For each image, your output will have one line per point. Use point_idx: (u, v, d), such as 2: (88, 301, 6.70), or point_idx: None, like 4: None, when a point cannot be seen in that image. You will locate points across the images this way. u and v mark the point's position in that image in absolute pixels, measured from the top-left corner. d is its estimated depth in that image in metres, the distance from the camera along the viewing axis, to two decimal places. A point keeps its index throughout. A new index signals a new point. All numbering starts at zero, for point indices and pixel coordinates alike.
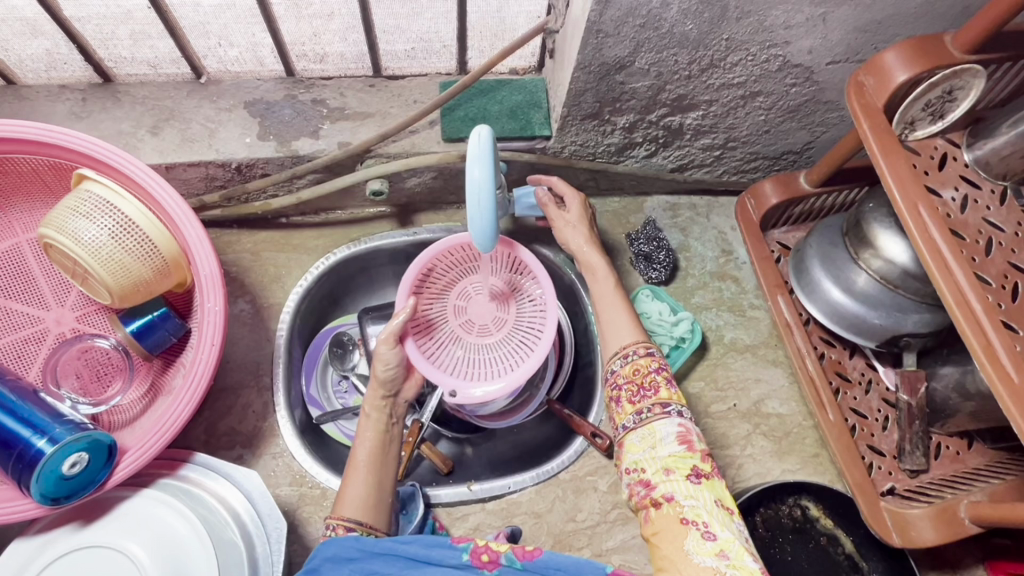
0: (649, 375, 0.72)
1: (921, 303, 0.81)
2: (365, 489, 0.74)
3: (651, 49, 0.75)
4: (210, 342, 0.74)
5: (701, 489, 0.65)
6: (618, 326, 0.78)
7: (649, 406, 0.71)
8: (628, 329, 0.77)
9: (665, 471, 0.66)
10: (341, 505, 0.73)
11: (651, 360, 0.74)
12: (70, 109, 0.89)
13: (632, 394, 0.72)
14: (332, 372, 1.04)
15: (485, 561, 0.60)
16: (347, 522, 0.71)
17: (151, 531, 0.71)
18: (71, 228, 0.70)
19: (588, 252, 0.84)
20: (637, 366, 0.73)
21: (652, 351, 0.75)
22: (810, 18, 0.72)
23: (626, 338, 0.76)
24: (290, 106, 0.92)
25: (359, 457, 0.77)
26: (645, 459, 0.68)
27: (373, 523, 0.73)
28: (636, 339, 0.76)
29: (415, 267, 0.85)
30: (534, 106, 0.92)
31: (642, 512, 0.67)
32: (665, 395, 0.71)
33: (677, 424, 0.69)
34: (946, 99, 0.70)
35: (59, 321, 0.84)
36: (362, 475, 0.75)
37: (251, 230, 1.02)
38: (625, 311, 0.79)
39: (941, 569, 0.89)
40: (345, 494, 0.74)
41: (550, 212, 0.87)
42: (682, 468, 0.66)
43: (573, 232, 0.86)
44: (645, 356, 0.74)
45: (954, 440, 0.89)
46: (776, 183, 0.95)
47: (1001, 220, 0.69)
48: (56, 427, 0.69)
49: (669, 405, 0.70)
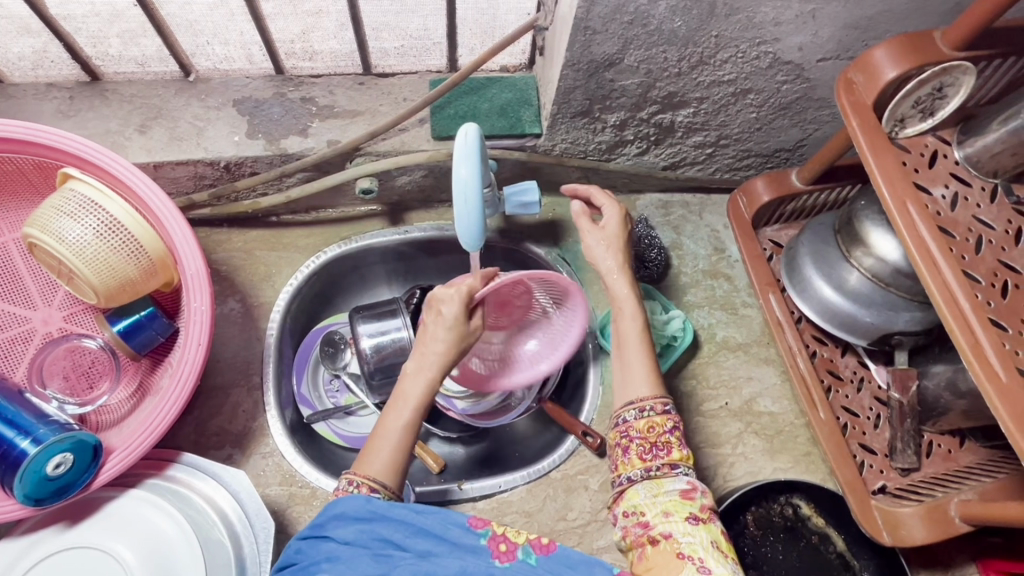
0: (663, 434, 0.70)
1: (912, 301, 0.81)
2: (396, 451, 0.69)
3: (640, 46, 0.75)
4: (197, 342, 0.73)
5: (699, 529, 0.65)
6: (636, 375, 0.75)
7: (660, 466, 0.69)
8: (647, 379, 0.74)
9: (664, 513, 0.66)
10: (365, 463, 0.67)
11: (667, 419, 0.72)
12: (58, 108, 0.89)
13: (643, 450, 0.70)
14: (323, 371, 1.04)
15: (501, 551, 0.61)
16: (373, 483, 0.66)
17: (138, 533, 0.71)
18: (56, 228, 0.70)
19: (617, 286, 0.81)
20: (652, 423, 0.71)
21: (668, 409, 0.72)
22: (800, 15, 0.72)
23: (642, 390, 0.73)
24: (279, 104, 0.92)
25: (399, 418, 0.70)
26: (644, 503, 0.68)
27: (396, 488, 0.68)
28: (654, 393, 0.73)
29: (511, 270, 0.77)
30: (524, 104, 0.91)
31: (635, 551, 0.66)
32: (676, 456, 0.70)
33: (684, 482, 0.68)
34: (936, 96, 0.69)
35: (46, 321, 0.84)
36: (396, 438, 0.69)
37: (242, 229, 1.01)
38: (646, 358, 0.76)
39: (933, 567, 0.89)
40: (373, 452, 0.68)
41: (585, 229, 0.84)
42: (681, 511, 0.66)
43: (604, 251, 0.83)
44: (661, 414, 0.72)
45: (946, 439, 0.89)
46: (768, 181, 0.95)
47: (992, 217, 0.69)
48: (40, 428, 0.68)
49: (676, 467, 0.69)
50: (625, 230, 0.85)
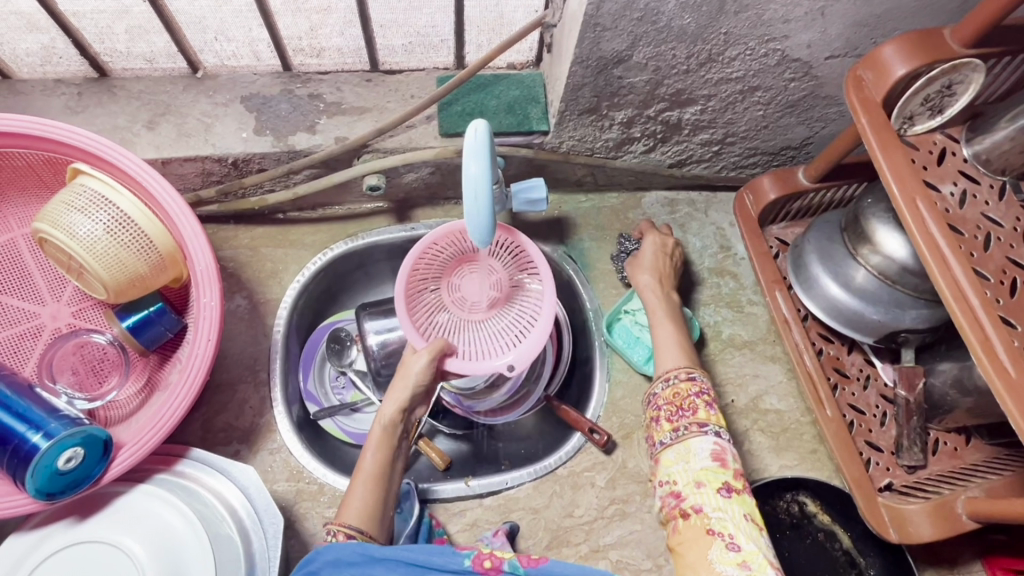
0: (688, 397, 0.73)
1: (920, 299, 0.81)
2: (369, 495, 0.73)
3: (649, 43, 0.75)
4: (207, 337, 0.73)
5: (731, 501, 0.66)
6: (666, 353, 0.80)
7: (686, 424, 0.71)
8: (678, 353, 0.79)
9: (695, 482, 0.67)
10: (343, 513, 0.71)
11: (693, 385, 0.74)
12: (65, 104, 0.89)
13: (671, 414, 0.73)
14: (329, 367, 1.04)
15: (486, 567, 0.59)
16: (349, 529, 0.69)
17: (150, 529, 0.71)
18: (67, 223, 0.70)
19: (649, 295, 0.89)
20: (677, 389, 0.74)
21: (693, 377, 0.75)
22: (809, 12, 0.72)
23: (669, 363, 0.78)
24: (287, 100, 0.92)
25: (365, 466, 0.76)
26: (679, 471, 0.69)
27: (374, 534, 0.71)
28: (680, 364, 0.78)
29: (425, 239, 0.85)
30: (532, 101, 0.91)
31: (670, 522, 0.68)
32: (703, 417, 0.71)
33: (713, 442, 0.69)
34: (945, 94, 0.70)
35: (55, 317, 0.84)
36: (366, 487, 0.74)
37: (249, 225, 1.01)
38: (677, 340, 0.82)
39: (939, 564, 0.89)
40: (348, 500, 0.73)
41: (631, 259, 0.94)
42: (713, 481, 0.67)
43: (646, 269, 0.91)
44: (687, 381, 0.75)
45: (952, 436, 0.89)
46: (775, 178, 0.95)
47: (1000, 215, 0.68)
48: (51, 423, 0.69)
49: (706, 427, 0.70)
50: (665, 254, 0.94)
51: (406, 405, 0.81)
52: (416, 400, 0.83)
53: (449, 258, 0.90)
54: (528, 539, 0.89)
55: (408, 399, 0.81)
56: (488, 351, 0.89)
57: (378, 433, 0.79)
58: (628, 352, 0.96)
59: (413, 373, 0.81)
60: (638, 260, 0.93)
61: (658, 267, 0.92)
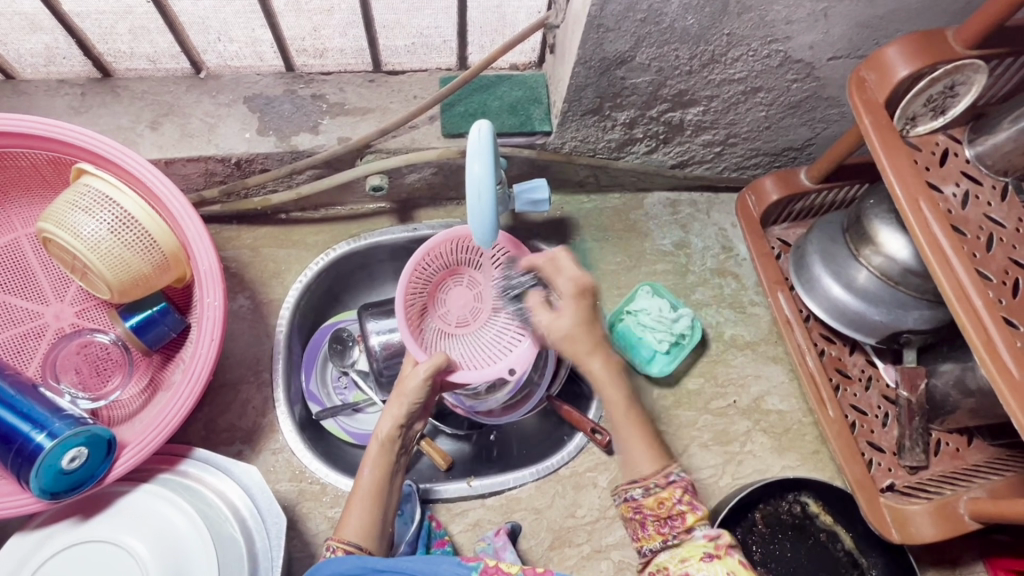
0: (671, 504, 0.65)
1: (922, 300, 0.81)
2: (368, 510, 0.73)
3: (652, 44, 0.75)
4: (210, 337, 0.73)
5: (713, 565, 0.58)
6: (634, 456, 0.70)
7: (675, 533, 0.63)
8: (649, 451, 0.70)
9: (681, 560, 0.60)
10: (342, 528, 0.71)
11: (674, 490, 0.66)
12: (69, 104, 0.89)
13: (659, 522, 0.64)
14: (331, 368, 1.04)
15: None
16: (348, 545, 0.69)
17: (152, 529, 0.72)
18: (71, 223, 0.70)
19: (606, 383, 0.74)
20: (660, 497, 0.65)
21: (673, 478, 0.67)
22: (812, 13, 0.72)
23: (643, 468, 0.68)
24: (290, 101, 0.92)
25: (363, 482, 0.75)
26: (667, 559, 0.62)
27: (374, 548, 0.71)
28: (656, 468, 0.68)
29: (412, 259, 0.86)
30: (534, 102, 0.91)
31: None
32: (691, 519, 0.63)
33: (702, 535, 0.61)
34: (947, 95, 0.70)
35: (58, 316, 0.84)
36: (365, 502, 0.74)
37: (251, 226, 1.02)
38: (639, 429, 0.72)
39: (941, 565, 0.89)
40: (347, 515, 0.73)
41: (551, 320, 0.76)
42: (695, 553, 0.60)
43: (579, 333, 0.75)
44: (667, 486, 0.66)
45: (954, 437, 0.89)
46: (777, 179, 0.95)
47: (1002, 216, 0.69)
48: (55, 422, 0.69)
49: (693, 529, 0.63)
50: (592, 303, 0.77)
51: (403, 421, 0.80)
52: (415, 415, 0.82)
53: (436, 272, 0.91)
54: (530, 539, 0.89)
55: (406, 413, 0.80)
56: (485, 358, 0.91)
57: (376, 449, 0.78)
58: (631, 352, 0.96)
59: (409, 391, 0.80)
60: (562, 320, 0.75)
61: (587, 327, 0.75)
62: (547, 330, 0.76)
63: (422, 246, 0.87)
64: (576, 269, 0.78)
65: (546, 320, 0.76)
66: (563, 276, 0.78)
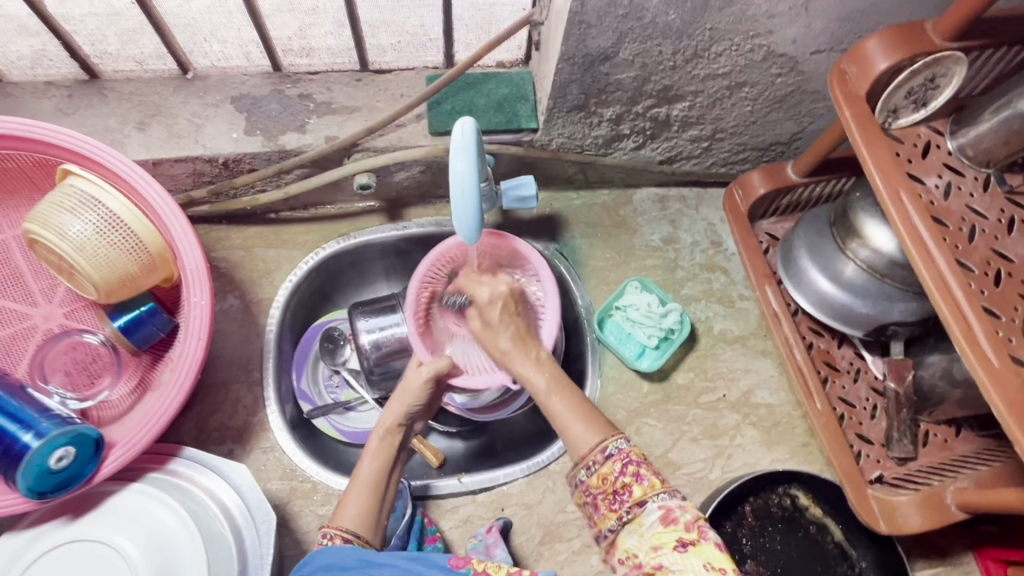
0: (614, 480, 0.64)
1: (908, 292, 0.82)
2: (366, 501, 0.73)
3: (636, 40, 0.76)
4: (197, 336, 0.74)
5: (688, 557, 0.57)
6: (571, 433, 0.69)
7: (627, 509, 0.62)
8: (586, 428, 0.69)
9: (651, 549, 0.59)
10: (340, 517, 0.71)
11: (615, 463, 0.64)
12: (56, 106, 0.89)
13: (609, 501, 0.64)
14: (322, 367, 1.05)
15: None
16: (346, 533, 0.69)
17: (144, 530, 0.72)
18: (57, 223, 0.71)
19: (533, 375, 0.77)
20: (603, 474, 0.65)
21: (611, 452, 0.65)
22: (793, 7, 0.72)
23: (585, 445, 0.67)
24: (277, 101, 0.92)
25: (363, 473, 0.75)
26: (635, 545, 0.60)
27: (371, 537, 0.71)
28: (600, 440, 0.67)
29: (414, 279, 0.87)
30: (521, 99, 0.92)
31: None
32: (639, 492, 0.62)
33: (657, 508, 0.61)
34: (928, 87, 0.70)
35: (47, 318, 0.84)
36: (361, 493, 0.73)
37: (241, 226, 1.02)
38: (577, 409, 0.71)
39: (930, 557, 0.89)
40: (343, 505, 0.72)
41: (478, 330, 0.83)
42: (666, 541, 0.58)
43: (503, 335, 0.81)
44: (606, 461, 0.65)
45: (942, 428, 0.89)
46: (764, 173, 0.95)
47: (984, 208, 0.69)
48: (42, 422, 0.69)
49: (646, 502, 0.61)
50: (513, 306, 0.84)
51: (404, 418, 0.81)
52: (417, 415, 0.83)
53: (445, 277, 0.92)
54: (521, 534, 0.89)
55: (407, 411, 0.81)
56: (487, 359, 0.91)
57: (377, 442, 0.78)
58: (620, 348, 0.97)
59: (410, 391, 0.81)
60: (488, 325, 0.83)
61: (506, 331, 0.81)
62: (482, 339, 0.83)
63: (421, 267, 0.88)
64: (496, 284, 0.87)
65: (476, 328, 0.84)
66: (486, 286, 0.87)
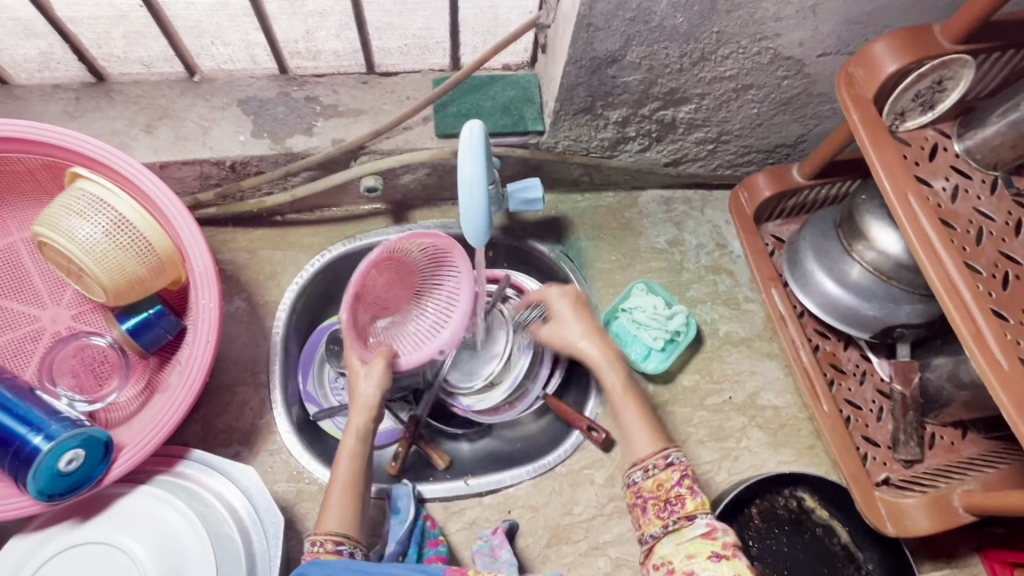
0: (671, 489, 0.67)
1: (915, 295, 0.82)
2: (347, 502, 0.75)
3: (642, 43, 0.76)
4: (206, 339, 0.74)
5: (719, 566, 0.60)
6: (636, 437, 0.74)
7: (676, 519, 0.65)
8: (646, 435, 0.73)
9: (687, 556, 0.62)
10: (324, 521, 0.73)
11: (672, 473, 0.68)
12: (64, 109, 0.90)
13: (660, 508, 0.67)
14: (329, 369, 1.01)
15: None
16: (335, 537, 0.72)
17: (153, 533, 0.72)
18: (66, 226, 0.71)
19: (608, 371, 0.80)
20: (659, 480, 0.68)
21: (672, 461, 0.70)
22: (800, 10, 0.73)
23: (644, 449, 0.72)
24: (284, 103, 0.93)
25: (341, 473, 0.77)
26: (671, 552, 0.64)
27: (358, 536, 0.74)
28: (656, 450, 0.72)
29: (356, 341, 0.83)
30: (527, 102, 0.92)
31: None
32: (691, 506, 0.65)
33: (704, 525, 0.64)
34: (936, 90, 0.70)
35: (55, 320, 0.85)
36: (342, 494, 0.75)
37: (247, 228, 1.02)
38: (645, 417, 0.76)
39: (937, 559, 0.90)
40: (327, 509, 0.74)
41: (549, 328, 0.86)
42: (702, 551, 0.62)
43: (576, 329, 0.84)
44: (665, 469, 0.69)
45: (948, 431, 0.89)
46: (769, 175, 0.96)
47: (992, 210, 0.69)
48: (52, 424, 0.69)
49: (695, 516, 0.65)
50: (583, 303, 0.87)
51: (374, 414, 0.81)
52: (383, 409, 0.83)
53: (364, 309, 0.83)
54: (527, 537, 0.89)
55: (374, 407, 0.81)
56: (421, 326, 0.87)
57: (351, 443, 0.79)
58: (626, 350, 0.97)
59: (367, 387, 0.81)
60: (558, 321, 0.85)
61: (579, 325, 0.84)
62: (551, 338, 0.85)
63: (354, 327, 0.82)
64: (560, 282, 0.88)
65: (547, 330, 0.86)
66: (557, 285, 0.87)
